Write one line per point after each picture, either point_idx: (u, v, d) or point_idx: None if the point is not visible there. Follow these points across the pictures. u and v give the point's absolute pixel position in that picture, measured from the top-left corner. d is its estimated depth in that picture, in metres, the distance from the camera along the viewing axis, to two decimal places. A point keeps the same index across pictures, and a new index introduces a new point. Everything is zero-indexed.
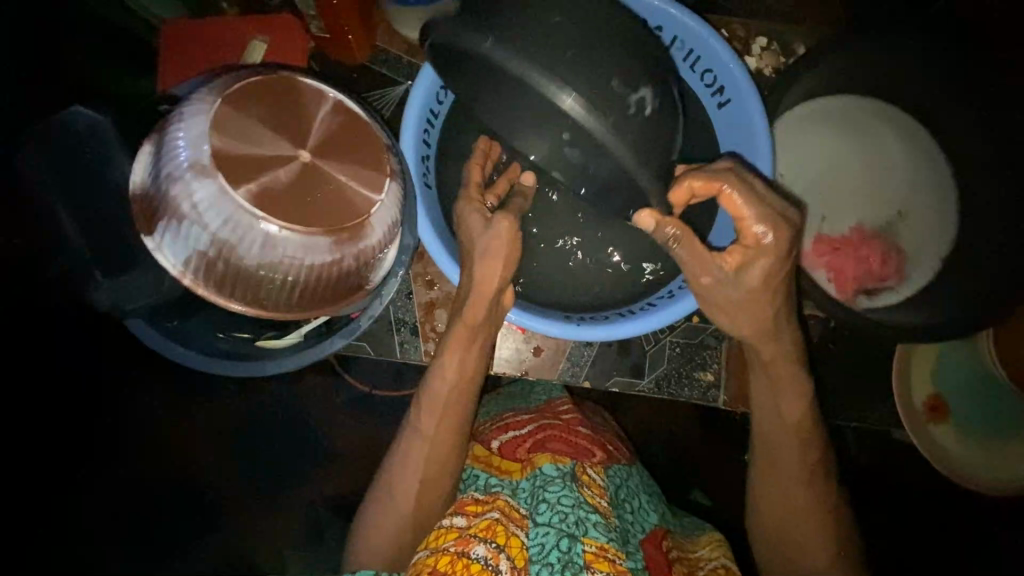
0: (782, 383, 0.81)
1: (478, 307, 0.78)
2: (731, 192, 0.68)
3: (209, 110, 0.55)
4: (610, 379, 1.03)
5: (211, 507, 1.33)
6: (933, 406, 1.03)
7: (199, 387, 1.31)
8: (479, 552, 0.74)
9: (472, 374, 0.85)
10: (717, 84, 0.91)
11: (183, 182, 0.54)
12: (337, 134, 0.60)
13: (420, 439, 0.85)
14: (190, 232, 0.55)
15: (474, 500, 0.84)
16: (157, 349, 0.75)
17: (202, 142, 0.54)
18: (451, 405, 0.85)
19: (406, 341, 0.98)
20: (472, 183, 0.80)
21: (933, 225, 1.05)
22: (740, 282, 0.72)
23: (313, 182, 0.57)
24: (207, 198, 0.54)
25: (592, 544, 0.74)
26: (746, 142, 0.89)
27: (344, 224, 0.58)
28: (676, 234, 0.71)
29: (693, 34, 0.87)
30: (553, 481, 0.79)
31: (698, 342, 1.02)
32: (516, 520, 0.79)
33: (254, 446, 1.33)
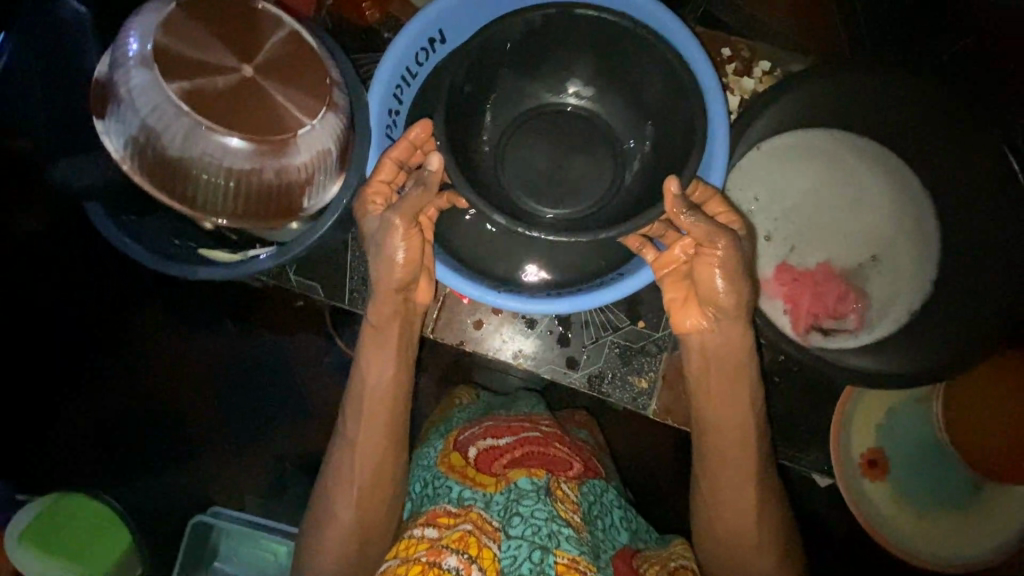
0: (718, 393, 0.85)
1: (395, 267, 0.82)
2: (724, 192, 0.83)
3: (162, 9, 0.61)
4: (543, 366, 1.03)
5: (197, 469, 1.43)
6: (871, 462, 0.98)
7: (180, 349, 1.41)
8: (451, 563, 0.77)
9: (401, 346, 0.89)
10: None
11: (126, 69, 0.61)
12: (285, 60, 0.65)
13: (353, 450, 0.88)
14: (127, 115, 0.62)
15: (446, 511, 0.85)
16: (109, 237, 0.80)
17: (149, 35, 0.61)
18: (368, 405, 0.88)
19: (356, 290, 1.00)
20: (377, 177, 0.81)
21: (908, 271, 1.02)
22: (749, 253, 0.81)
23: (247, 92, 0.63)
24: (143, 86, 0.60)
25: (563, 556, 0.78)
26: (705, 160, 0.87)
27: (268, 136, 0.63)
28: (692, 208, 0.75)
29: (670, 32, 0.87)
30: (527, 494, 0.84)
31: (639, 347, 1.02)
32: (490, 532, 0.82)
33: (245, 402, 1.43)
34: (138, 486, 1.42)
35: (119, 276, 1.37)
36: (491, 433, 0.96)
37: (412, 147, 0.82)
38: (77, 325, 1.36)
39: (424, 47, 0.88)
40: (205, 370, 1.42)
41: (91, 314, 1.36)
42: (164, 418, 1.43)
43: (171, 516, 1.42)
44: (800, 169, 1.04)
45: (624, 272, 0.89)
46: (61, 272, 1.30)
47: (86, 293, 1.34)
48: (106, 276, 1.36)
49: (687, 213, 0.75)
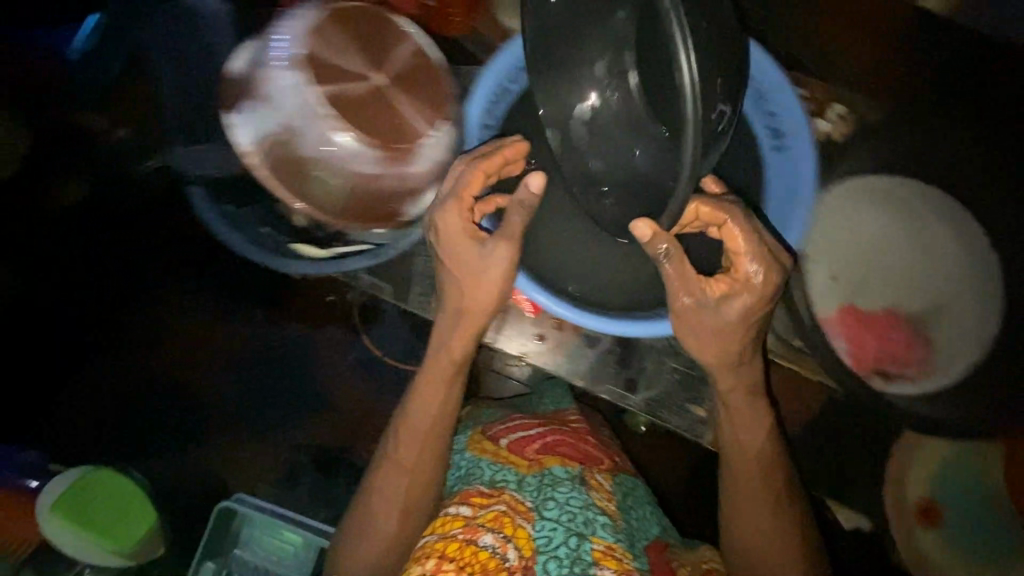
0: (742, 414, 0.88)
1: (495, 283, 0.82)
2: (731, 227, 0.79)
3: (312, 22, 0.77)
4: (601, 385, 1.05)
5: (218, 454, 1.57)
6: (922, 506, 1.04)
7: (206, 344, 1.55)
8: (488, 541, 0.84)
9: (446, 390, 0.91)
10: (777, 127, 0.90)
11: (277, 74, 0.77)
12: (415, 73, 0.79)
13: (398, 475, 0.91)
14: (267, 112, 0.77)
15: (479, 492, 0.90)
16: (211, 227, 0.90)
17: (300, 47, 0.77)
18: (423, 438, 0.91)
19: (422, 295, 1.01)
20: (464, 192, 0.78)
21: (973, 325, 1.02)
22: (720, 309, 0.80)
23: (376, 101, 0.77)
24: (294, 88, 0.76)
25: (600, 544, 0.85)
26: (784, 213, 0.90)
27: (390, 145, 0.78)
28: (669, 251, 0.73)
29: (765, 73, 0.88)
30: (561, 482, 0.91)
31: (699, 376, 1.03)
32: (523, 513, 0.88)
33: (271, 393, 1.57)
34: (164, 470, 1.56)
35: (119, 277, 1.49)
36: (518, 426, 1.02)
37: (505, 161, 0.80)
38: (77, 323, 1.49)
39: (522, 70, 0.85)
40: (224, 363, 1.56)
41: (91, 314, 1.49)
42: (181, 407, 1.56)
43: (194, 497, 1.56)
44: (870, 215, 1.05)
45: None
46: (61, 272, 1.41)
47: (86, 294, 1.47)
48: (107, 276, 1.48)
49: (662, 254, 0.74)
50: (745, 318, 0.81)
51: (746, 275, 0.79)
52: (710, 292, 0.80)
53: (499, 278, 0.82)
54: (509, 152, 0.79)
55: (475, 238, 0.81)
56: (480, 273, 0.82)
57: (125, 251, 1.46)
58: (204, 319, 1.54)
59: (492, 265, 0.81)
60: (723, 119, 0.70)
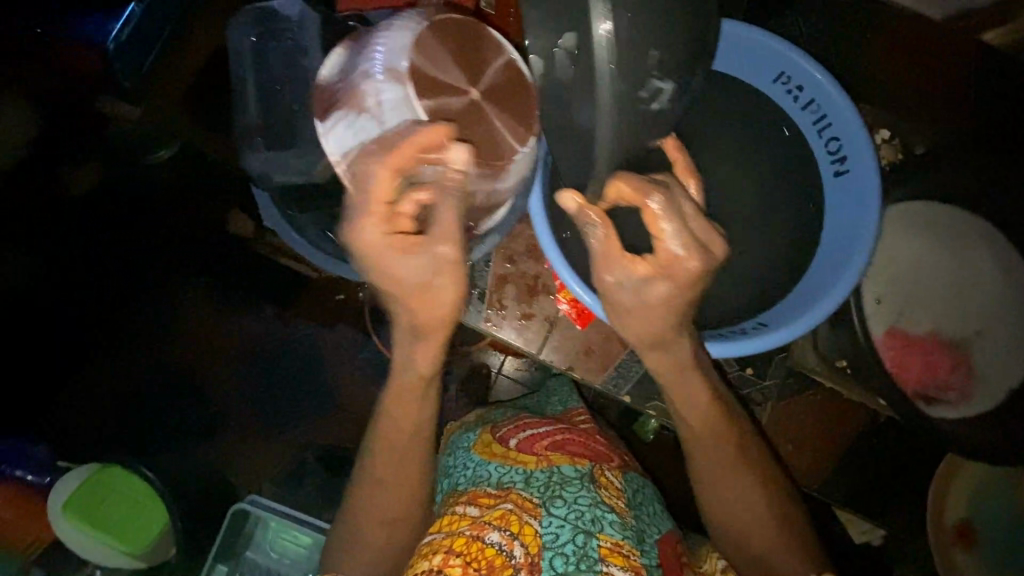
0: (686, 392, 0.92)
1: (439, 295, 0.84)
2: (651, 207, 0.78)
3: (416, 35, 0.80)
4: (650, 400, 1.07)
5: (261, 446, 1.73)
6: (962, 529, 1.04)
7: (253, 347, 1.73)
8: (494, 538, 0.85)
9: (419, 400, 0.97)
10: (840, 153, 0.90)
11: (377, 84, 0.79)
12: (504, 91, 0.83)
13: (379, 485, 0.97)
14: (365, 122, 0.78)
15: (487, 492, 0.93)
16: (273, 224, 1.21)
17: (403, 57, 0.79)
18: (397, 448, 0.97)
19: (474, 303, 1.06)
20: (381, 198, 0.75)
21: (1015, 350, 1.03)
22: (642, 288, 0.84)
23: (475, 117, 0.81)
24: (394, 101, 0.78)
25: (607, 541, 0.88)
26: (850, 235, 0.88)
27: (489, 161, 0.82)
28: (597, 220, 0.78)
29: (832, 100, 0.88)
30: (570, 482, 0.93)
31: (745, 394, 1.05)
32: (530, 510, 0.90)
33: (306, 392, 1.73)
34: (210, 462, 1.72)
35: (118, 277, 1.68)
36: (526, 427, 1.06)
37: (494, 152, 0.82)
38: (77, 323, 1.66)
39: None
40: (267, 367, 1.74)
41: (91, 314, 1.67)
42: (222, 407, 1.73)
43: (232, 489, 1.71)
44: (913, 240, 1.07)
45: (766, 323, 0.89)
46: (61, 272, 1.61)
47: (86, 294, 1.66)
48: (107, 277, 1.67)
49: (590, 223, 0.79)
50: (671, 300, 0.84)
51: (673, 261, 0.81)
52: (634, 270, 0.83)
53: (448, 286, 0.83)
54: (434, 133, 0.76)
55: (415, 246, 0.79)
56: (425, 284, 0.82)
57: (123, 251, 1.66)
58: (227, 321, 1.73)
59: (439, 275, 0.81)
60: (655, 97, 0.66)
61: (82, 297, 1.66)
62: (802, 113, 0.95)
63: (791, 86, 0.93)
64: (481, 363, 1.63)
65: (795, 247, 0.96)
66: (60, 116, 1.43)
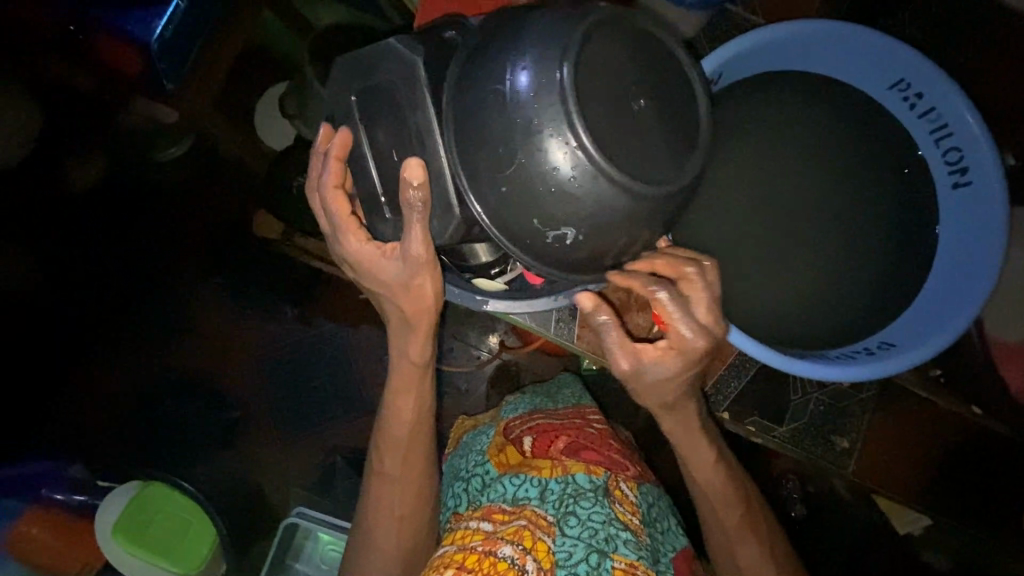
0: (695, 446, 0.86)
1: (424, 298, 0.72)
2: (662, 298, 0.71)
3: (596, 109, 0.56)
4: (750, 417, 1.01)
5: (286, 459, 1.55)
6: None
7: (277, 349, 1.56)
8: (506, 552, 0.73)
9: (418, 389, 0.85)
10: (961, 164, 0.86)
11: (549, 165, 0.57)
12: None
13: (387, 484, 0.87)
14: (521, 204, 0.60)
15: (501, 507, 0.80)
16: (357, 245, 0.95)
17: (582, 136, 0.56)
18: (407, 445, 0.87)
19: (563, 321, 1.00)
20: (345, 214, 0.70)
21: None
22: (656, 375, 0.75)
23: None
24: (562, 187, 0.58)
25: (621, 561, 0.75)
26: (983, 246, 0.84)
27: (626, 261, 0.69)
28: (607, 320, 0.75)
29: (956, 111, 0.82)
30: (585, 495, 0.79)
31: (842, 407, 1.03)
32: (544, 528, 0.77)
33: (334, 394, 1.56)
34: (230, 479, 1.53)
35: (118, 277, 1.50)
36: (539, 426, 0.90)
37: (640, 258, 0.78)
38: (78, 325, 1.49)
39: (716, 72, 0.86)
40: (291, 373, 1.56)
41: (91, 315, 1.49)
42: (241, 414, 1.54)
43: (264, 507, 1.53)
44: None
45: (895, 342, 0.88)
46: (62, 272, 1.46)
47: (86, 294, 1.49)
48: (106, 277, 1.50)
49: (601, 324, 0.75)
50: (683, 377, 0.76)
51: (680, 338, 0.72)
52: (648, 360, 0.75)
53: (430, 282, 0.71)
54: (336, 153, 0.67)
55: (390, 250, 0.70)
56: (408, 285, 0.71)
57: (125, 251, 1.50)
58: (237, 321, 1.54)
59: (416, 275, 0.69)
60: (557, 241, 0.61)
61: (79, 301, 1.48)
62: (918, 120, 0.90)
63: (910, 94, 0.88)
64: (511, 361, 1.52)
65: (910, 255, 0.94)
66: (60, 116, 1.44)
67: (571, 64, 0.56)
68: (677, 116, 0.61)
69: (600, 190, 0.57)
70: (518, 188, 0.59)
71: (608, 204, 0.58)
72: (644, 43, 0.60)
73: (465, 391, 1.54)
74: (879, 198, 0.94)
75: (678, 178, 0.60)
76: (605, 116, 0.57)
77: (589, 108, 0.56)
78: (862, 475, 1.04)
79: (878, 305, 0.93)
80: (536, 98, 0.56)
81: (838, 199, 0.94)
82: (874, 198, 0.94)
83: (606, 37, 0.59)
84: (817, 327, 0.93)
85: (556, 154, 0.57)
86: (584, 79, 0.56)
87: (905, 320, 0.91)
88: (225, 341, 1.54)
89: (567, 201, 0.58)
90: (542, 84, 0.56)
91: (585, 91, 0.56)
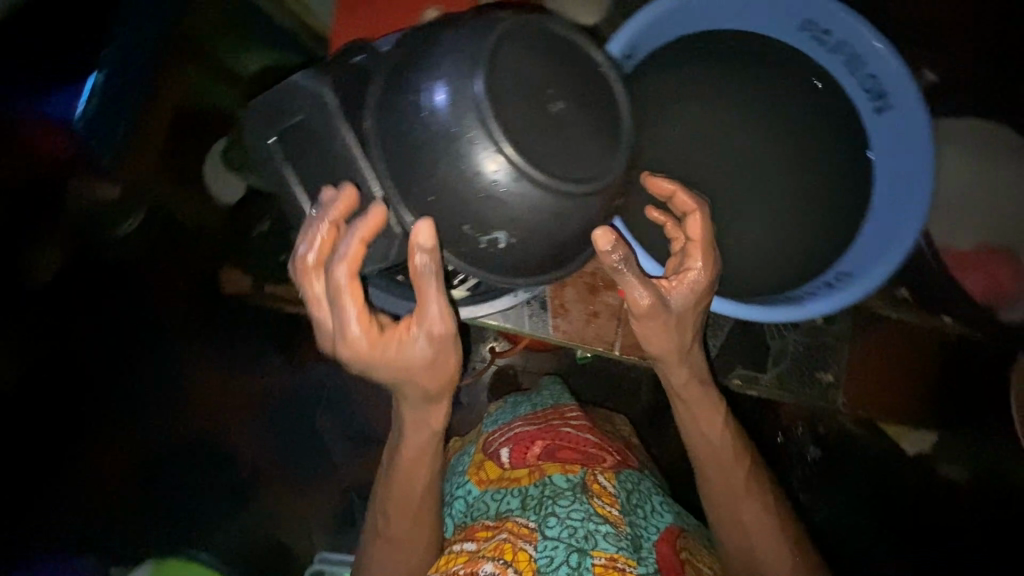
0: (703, 413, 0.88)
1: (442, 373, 0.69)
2: (695, 230, 0.78)
3: (509, 110, 0.57)
4: (733, 369, 1.03)
5: (300, 502, 1.55)
6: None
7: (268, 397, 1.54)
8: (487, 569, 0.76)
9: (432, 459, 0.82)
10: (879, 90, 0.89)
11: (472, 172, 0.58)
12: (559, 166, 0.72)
13: (388, 543, 0.85)
14: (454, 216, 0.61)
15: (484, 524, 0.84)
16: None
17: (499, 136, 0.57)
18: (417, 509, 0.83)
19: (535, 315, 1.02)
20: (360, 303, 0.60)
21: None
22: (674, 311, 0.79)
23: None
24: (488, 193, 0.59)
25: (601, 557, 0.76)
26: (913, 168, 0.88)
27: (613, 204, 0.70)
28: (622, 258, 0.67)
29: (864, 41, 0.85)
30: (562, 494, 0.81)
31: (819, 343, 1.05)
32: (525, 535, 0.80)
33: (337, 433, 1.56)
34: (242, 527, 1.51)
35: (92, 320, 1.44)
36: (515, 430, 0.93)
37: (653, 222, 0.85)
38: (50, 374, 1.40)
39: (632, 51, 0.88)
40: (289, 420, 1.55)
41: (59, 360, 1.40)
42: (245, 463, 1.52)
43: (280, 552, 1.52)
44: (976, 158, 1.02)
45: (848, 272, 0.91)
46: None
47: None
48: None
49: (617, 262, 0.67)
50: (692, 310, 0.81)
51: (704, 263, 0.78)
52: (676, 298, 0.79)
53: (452, 356, 0.68)
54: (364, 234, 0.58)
55: (411, 330, 0.63)
56: (431, 364, 0.66)
57: (94, 292, 1.44)
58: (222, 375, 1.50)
59: (443, 351, 0.65)
60: (489, 246, 0.62)
61: (87, 324, 1.36)
62: (831, 55, 0.93)
63: (819, 32, 0.90)
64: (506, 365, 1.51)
65: (855, 182, 0.96)
66: None
67: (484, 68, 0.57)
68: (598, 108, 0.61)
69: (524, 189, 0.58)
70: (445, 199, 0.60)
71: (532, 200, 0.59)
72: (552, 37, 0.62)
73: (465, 404, 1.53)
74: (817, 132, 0.96)
75: (604, 162, 0.61)
76: (521, 113, 0.58)
77: (503, 109, 0.57)
78: (854, 405, 1.06)
79: (836, 238, 0.95)
80: (454, 111, 0.57)
81: (780, 136, 0.96)
82: (816, 133, 0.95)
83: (518, 41, 0.59)
84: (778, 269, 0.95)
85: (477, 161, 0.58)
86: (492, 81, 0.57)
87: (855, 249, 0.93)
88: (211, 394, 1.49)
89: (494, 206, 0.59)
90: (457, 94, 0.57)
91: (498, 91, 0.57)
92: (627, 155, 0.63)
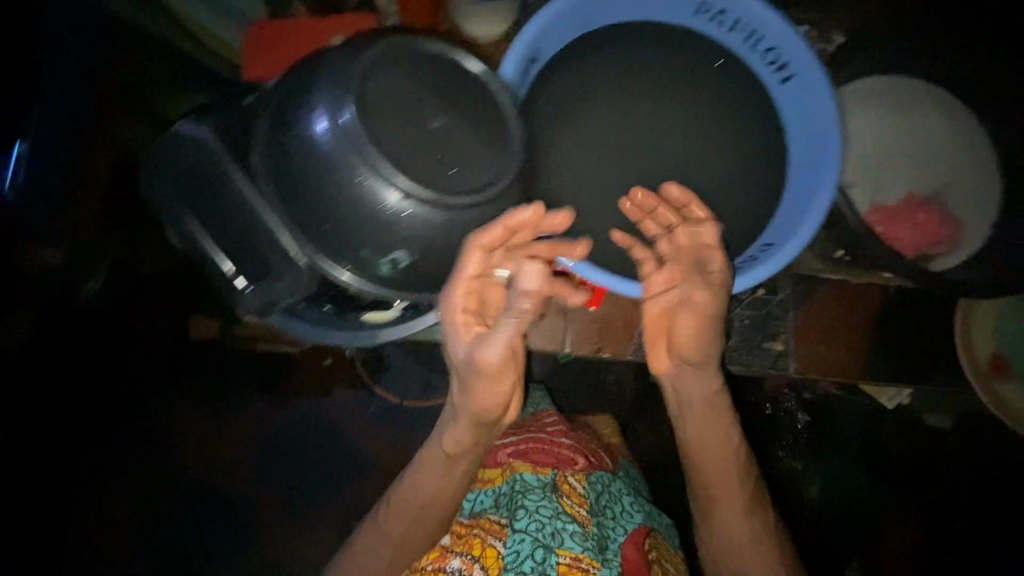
0: (717, 433, 0.86)
1: (490, 398, 0.67)
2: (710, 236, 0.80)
3: (383, 131, 0.58)
4: None
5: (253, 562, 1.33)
6: (996, 364, 1.11)
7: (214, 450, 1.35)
8: (454, 564, 0.84)
9: (455, 478, 0.79)
10: (781, 61, 0.90)
11: (360, 196, 0.59)
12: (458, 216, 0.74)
13: (384, 545, 0.81)
14: (360, 242, 0.62)
15: (460, 520, 0.90)
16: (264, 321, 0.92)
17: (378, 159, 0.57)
18: (421, 520, 0.80)
19: None
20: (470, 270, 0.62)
21: (979, 190, 1.06)
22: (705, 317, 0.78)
23: None
24: (379, 216, 0.60)
25: (566, 556, 0.81)
26: (821, 133, 0.89)
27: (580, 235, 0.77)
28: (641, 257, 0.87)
29: (756, 15, 0.87)
30: (533, 490, 0.85)
31: (765, 315, 1.08)
32: (496, 532, 0.86)
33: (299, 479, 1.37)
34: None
35: None
36: None
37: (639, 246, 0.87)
38: None
39: (533, 58, 0.90)
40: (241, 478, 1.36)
41: None
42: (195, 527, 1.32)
43: None
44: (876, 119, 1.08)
45: (769, 241, 0.92)
46: None
47: None
48: None
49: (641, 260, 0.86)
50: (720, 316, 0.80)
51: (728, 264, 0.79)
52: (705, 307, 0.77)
53: (508, 385, 0.66)
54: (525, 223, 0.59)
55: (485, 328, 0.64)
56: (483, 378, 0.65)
57: None
58: None
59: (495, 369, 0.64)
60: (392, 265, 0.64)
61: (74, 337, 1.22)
62: (729, 34, 0.95)
63: (713, 13, 0.93)
64: None
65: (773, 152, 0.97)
66: None
67: (353, 94, 0.58)
68: (477, 117, 0.63)
69: (413, 207, 0.59)
70: (339, 226, 0.61)
71: (421, 217, 0.60)
72: (423, 53, 0.63)
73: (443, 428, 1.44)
74: (729, 109, 0.98)
75: (490, 167, 0.62)
76: (397, 133, 0.59)
77: (378, 133, 0.58)
78: (808, 369, 1.08)
79: (763, 211, 0.97)
80: (334, 142, 0.58)
81: (692, 119, 0.98)
82: (727, 111, 0.98)
83: (387, 62, 0.60)
84: None
85: (364, 186, 0.58)
86: (361, 104, 0.58)
87: (779, 218, 0.94)
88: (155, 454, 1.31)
89: (387, 228, 0.60)
90: (335, 123, 0.58)
91: (370, 113, 0.58)
92: (513, 156, 0.64)
